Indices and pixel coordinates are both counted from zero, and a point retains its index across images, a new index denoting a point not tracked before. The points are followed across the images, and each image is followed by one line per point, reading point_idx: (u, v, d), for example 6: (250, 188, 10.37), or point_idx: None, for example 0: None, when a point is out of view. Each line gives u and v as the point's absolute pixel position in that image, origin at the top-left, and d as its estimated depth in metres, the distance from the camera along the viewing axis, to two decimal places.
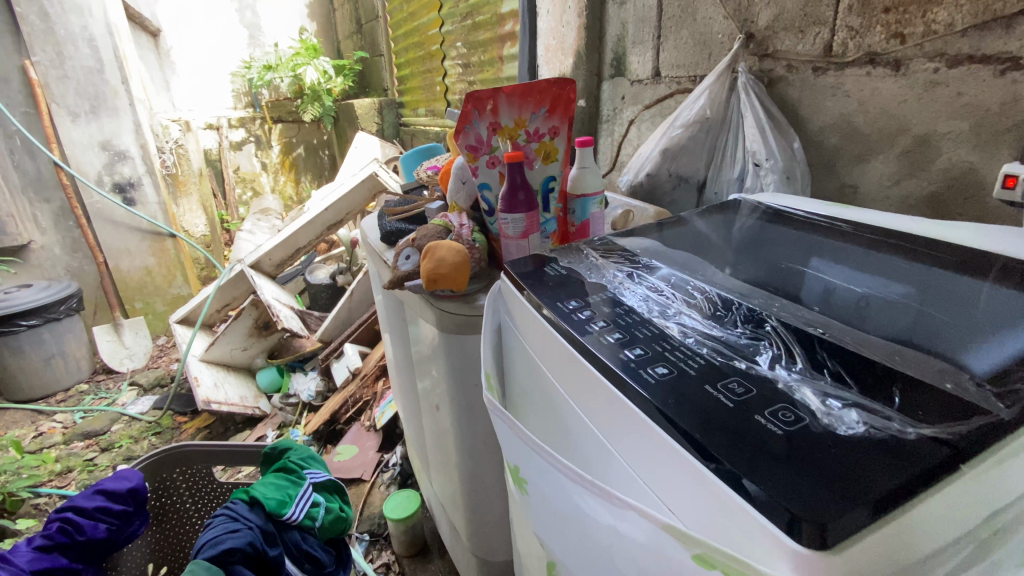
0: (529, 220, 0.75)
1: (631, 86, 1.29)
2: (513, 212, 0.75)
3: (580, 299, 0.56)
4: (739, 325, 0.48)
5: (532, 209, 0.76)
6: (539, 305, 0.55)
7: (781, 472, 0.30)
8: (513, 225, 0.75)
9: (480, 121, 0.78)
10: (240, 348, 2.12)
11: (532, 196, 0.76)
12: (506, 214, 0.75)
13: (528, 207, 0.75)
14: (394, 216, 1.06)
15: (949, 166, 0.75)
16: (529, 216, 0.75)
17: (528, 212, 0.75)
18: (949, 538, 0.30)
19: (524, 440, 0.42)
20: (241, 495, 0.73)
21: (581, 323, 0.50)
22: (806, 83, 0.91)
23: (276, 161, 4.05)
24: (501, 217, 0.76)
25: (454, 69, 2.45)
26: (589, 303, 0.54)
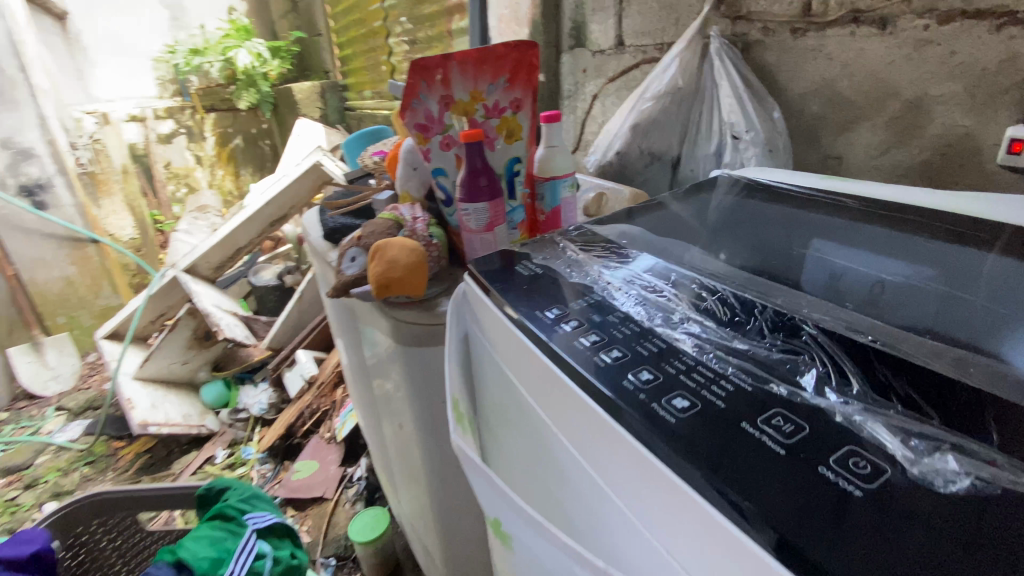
0: (495, 210, 0.65)
1: (592, 57, 1.20)
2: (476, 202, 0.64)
3: (564, 305, 0.46)
4: (763, 333, 0.40)
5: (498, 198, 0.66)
6: (515, 315, 0.45)
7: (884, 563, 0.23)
8: (476, 218, 0.65)
9: (429, 95, 0.66)
10: (179, 362, 1.92)
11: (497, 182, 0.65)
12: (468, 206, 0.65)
13: (493, 195, 0.65)
14: (336, 210, 0.93)
15: (943, 132, 0.69)
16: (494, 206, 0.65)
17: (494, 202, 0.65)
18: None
19: (512, 502, 0.32)
20: (166, 557, 0.62)
21: (570, 338, 0.40)
22: (783, 47, 0.83)
23: (212, 154, 3.72)
24: (462, 209, 0.65)
25: (400, 47, 2.29)
26: (576, 310, 0.45)
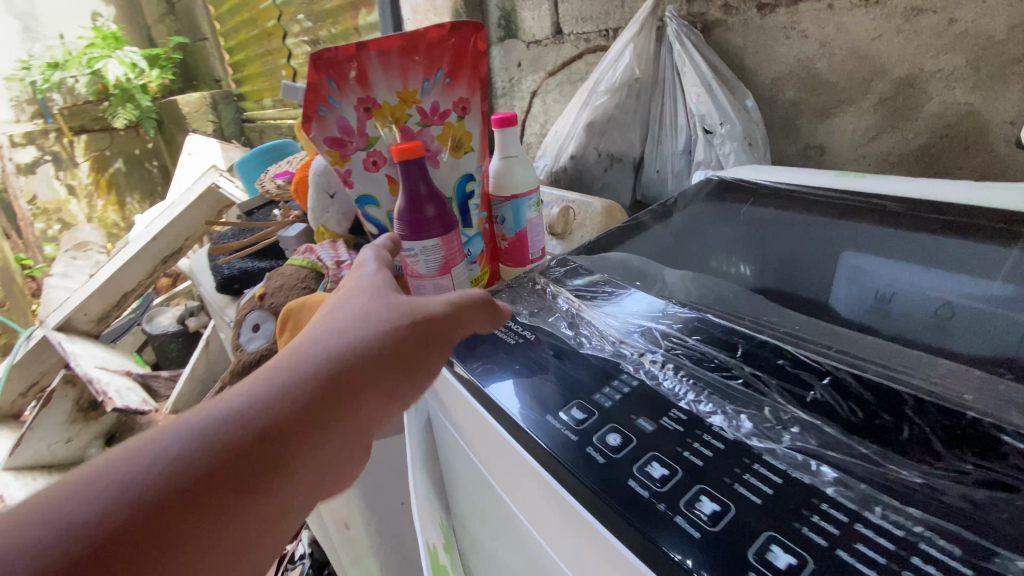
0: (450, 248, 0.49)
1: (527, 49, 1.06)
2: (423, 240, 0.48)
3: (595, 395, 0.30)
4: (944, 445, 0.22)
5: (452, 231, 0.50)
6: (517, 435, 0.29)
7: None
8: (427, 261, 0.48)
9: (342, 98, 0.49)
10: (61, 442, 1.56)
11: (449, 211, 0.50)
12: (413, 245, 0.48)
13: (445, 228, 0.49)
14: (232, 254, 0.72)
15: (941, 112, 0.62)
16: (449, 241, 0.49)
17: (447, 237, 0.49)
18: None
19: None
20: None
21: (633, 474, 0.24)
22: (750, 26, 0.74)
23: (88, 182, 3.23)
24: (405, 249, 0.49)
25: (300, 48, 2.04)
26: (618, 403, 0.29)
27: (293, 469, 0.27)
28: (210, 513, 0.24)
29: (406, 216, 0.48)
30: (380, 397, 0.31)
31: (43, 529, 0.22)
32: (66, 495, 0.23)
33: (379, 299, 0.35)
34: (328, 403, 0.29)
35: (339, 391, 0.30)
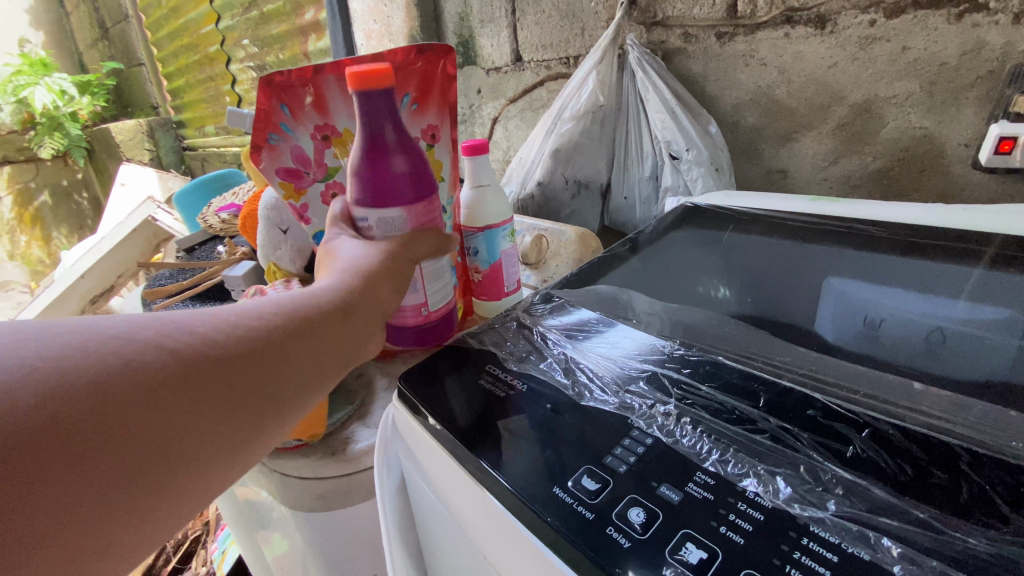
0: (417, 218, 0.43)
1: (487, 75, 1.05)
2: (386, 206, 0.42)
3: (601, 460, 0.26)
4: (1003, 515, 0.20)
5: (424, 198, 0.44)
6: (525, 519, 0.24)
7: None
8: (389, 231, 0.42)
9: (298, 127, 0.46)
10: None
11: (424, 174, 0.44)
12: (370, 214, 0.42)
13: (414, 192, 0.43)
14: (169, 297, 0.65)
15: (897, 135, 0.64)
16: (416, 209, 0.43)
17: (416, 203, 0.43)
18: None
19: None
20: None
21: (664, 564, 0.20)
22: (709, 54, 0.75)
23: (9, 217, 2.98)
24: (363, 214, 0.42)
25: (246, 74, 1.96)
26: (630, 470, 0.25)
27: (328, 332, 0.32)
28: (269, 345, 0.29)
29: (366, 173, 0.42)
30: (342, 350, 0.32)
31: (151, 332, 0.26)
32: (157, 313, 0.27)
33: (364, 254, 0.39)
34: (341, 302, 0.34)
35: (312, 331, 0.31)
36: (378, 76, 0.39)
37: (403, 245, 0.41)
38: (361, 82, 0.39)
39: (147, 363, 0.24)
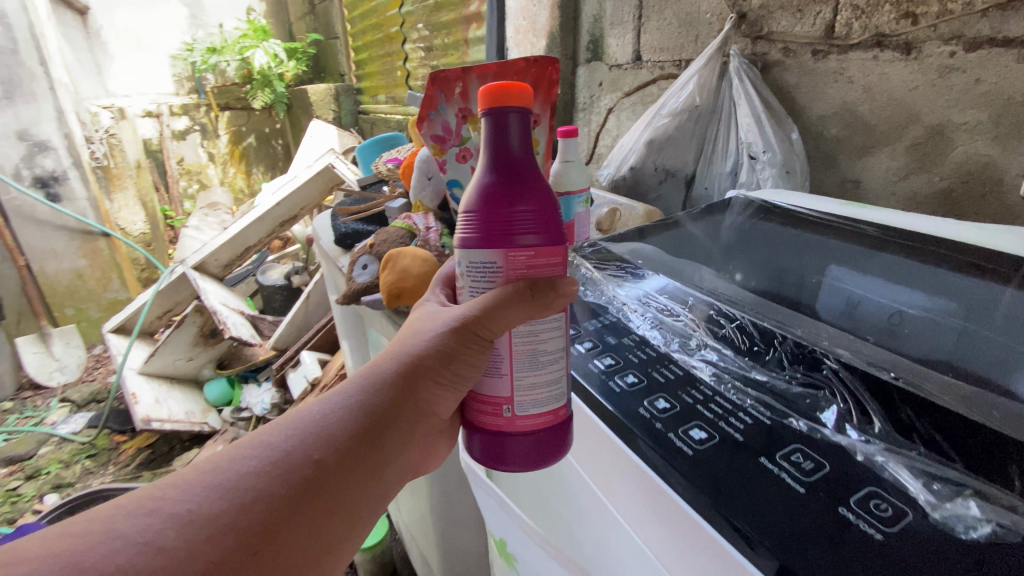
0: (518, 267, 0.34)
1: (609, 71, 1.20)
2: (486, 248, 0.34)
3: (577, 327, 0.44)
4: (784, 365, 0.36)
5: (537, 242, 0.34)
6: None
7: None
8: (475, 290, 0.36)
9: (448, 108, 0.69)
10: (184, 359, 1.90)
11: (548, 209, 0.34)
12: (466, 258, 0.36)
13: (523, 232, 0.34)
14: (350, 216, 0.95)
15: (963, 160, 0.68)
16: (516, 254, 0.34)
17: (523, 246, 0.34)
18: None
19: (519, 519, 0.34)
20: None
21: (587, 367, 0.39)
22: (804, 68, 0.83)
23: (225, 152, 3.77)
24: (461, 266, 0.37)
25: (416, 53, 2.31)
26: (591, 332, 0.43)
27: (369, 456, 0.35)
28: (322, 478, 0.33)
29: (471, 207, 0.34)
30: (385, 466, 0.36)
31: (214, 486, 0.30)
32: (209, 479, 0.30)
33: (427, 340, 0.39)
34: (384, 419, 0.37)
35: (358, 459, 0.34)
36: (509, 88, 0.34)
37: (480, 318, 0.35)
38: (494, 101, 0.33)
39: (166, 560, 0.27)
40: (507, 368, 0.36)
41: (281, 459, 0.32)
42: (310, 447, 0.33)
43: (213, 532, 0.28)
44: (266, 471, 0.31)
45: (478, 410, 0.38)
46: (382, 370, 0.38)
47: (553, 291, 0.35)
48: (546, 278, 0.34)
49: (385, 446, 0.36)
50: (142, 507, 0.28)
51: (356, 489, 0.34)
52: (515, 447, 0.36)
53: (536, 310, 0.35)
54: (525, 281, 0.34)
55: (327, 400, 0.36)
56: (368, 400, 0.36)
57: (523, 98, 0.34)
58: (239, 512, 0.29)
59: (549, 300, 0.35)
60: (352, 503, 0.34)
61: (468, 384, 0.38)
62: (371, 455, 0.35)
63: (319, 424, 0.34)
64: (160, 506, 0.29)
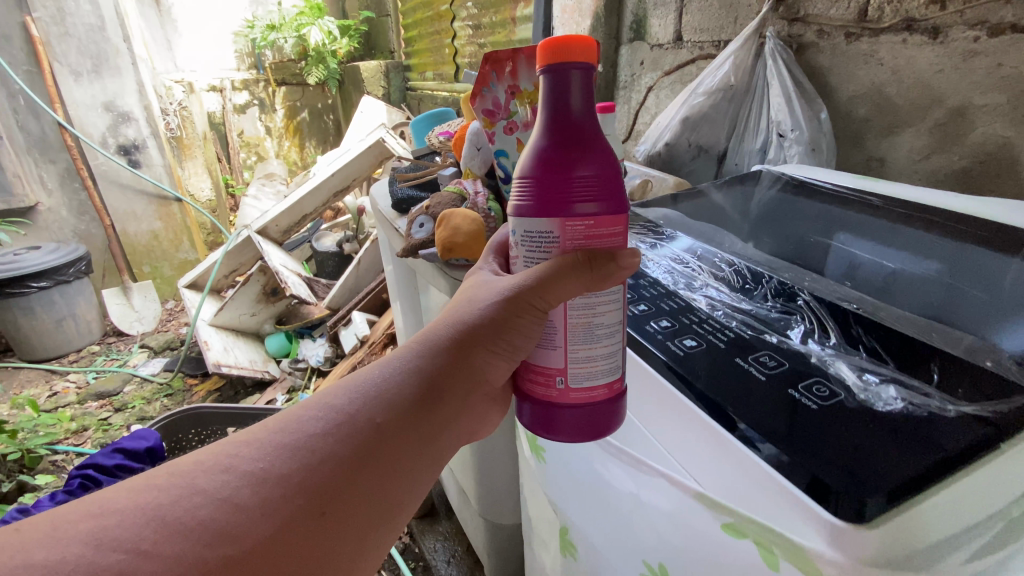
0: (574, 238, 0.36)
1: (650, 50, 1.25)
2: (544, 216, 0.36)
3: None
4: (768, 297, 0.44)
5: (594, 208, 0.36)
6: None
7: (872, 481, 0.27)
8: (530, 259, 0.39)
9: (499, 84, 0.77)
10: (248, 313, 2.10)
11: (609, 176, 0.35)
12: (524, 226, 0.38)
13: (583, 201, 0.35)
14: (408, 182, 1.06)
15: (983, 140, 0.72)
16: (573, 224, 0.36)
17: (582, 215, 0.36)
18: (1001, 517, 0.31)
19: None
20: None
21: None
22: (837, 50, 0.87)
23: (280, 126, 3.97)
24: (517, 234, 0.39)
25: (464, 31, 2.39)
26: None
27: (421, 424, 0.39)
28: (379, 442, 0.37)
29: (529, 172, 0.36)
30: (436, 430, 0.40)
31: (284, 447, 0.34)
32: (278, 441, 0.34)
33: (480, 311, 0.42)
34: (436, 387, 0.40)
35: (410, 426, 0.38)
36: (569, 43, 0.34)
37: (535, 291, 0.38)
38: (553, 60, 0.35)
39: (244, 524, 0.31)
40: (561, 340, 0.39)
41: (343, 425, 0.36)
42: (372, 411, 0.37)
43: (286, 490, 0.33)
44: (331, 433, 0.35)
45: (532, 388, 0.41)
46: (436, 339, 0.42)
47: (609, 262, 0.37)
48: (604, 249, 0.37)
49: (439, 412, 0.40)
50: (219, 464, 0.33)
51: (414, 449, 0.38)
52: (571, 419, 0.40)
53: (592, 283, 0.37)
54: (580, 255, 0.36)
55: (384, 368, 0.40)
56: (419, 372, 0.40)
57: (581, 56, 0.35)
58: (306, 471, 0.34)
59: (604, 273, 0.37)
60: (408, 464, 0.38)
61: (519, 353, 0.41)
62: (424, 420, 0.39)
63: (377, 393, 0.38)
64: (235, 465, 0.33)
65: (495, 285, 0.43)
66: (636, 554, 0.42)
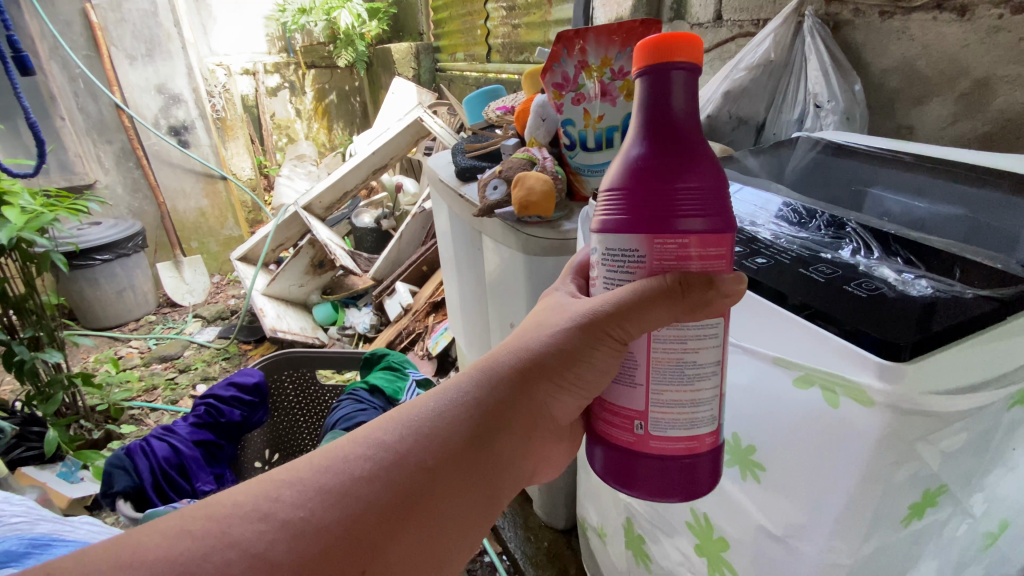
0: (666, 258, 0.40)
1: (690, 29, 1.34)
2: (637, 234, 0.40)
3: None
4: (822, 229, 0.54)
5: (696, 222, 0.38)
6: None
7: (911, 331, 0.37)
8: (621, 278, 0.42)
9: (569, 59, 0.86)
10: (297, 284, 2.23)
11: (710, 194, 0.38)
12: (619, 238, 0.41)
13: (678, 220, 0.38)
14: (472, 152, 1.17)
15: (1005, 108, 0.81)
16: (666, 243, 0.39)
17: (677, 233, 0.39)
18: (1004, 377, 0.41)
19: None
20: (365, 384, 1.07)
21: None
22: (871, 27, 0.95)
23: (310, 108, 4.09)
24: (603, 249, 0.42)
25: (498, 12, 2.47)
26: None
27: (485, 454, 0.45)
28: (447, 468, 0.42)
29: (632, 184, 0.39)
30: (498, 462, 0.45)
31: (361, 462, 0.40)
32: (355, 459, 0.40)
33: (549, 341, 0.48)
34: (502, 418, 0.46)
35: (477, 453, 0.44)
36: (675, 51, 0.37)
37: (626, 310, 0.41)
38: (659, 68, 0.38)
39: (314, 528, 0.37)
40: (642, 378, 0.44)
41: (393, 462, 0.41)
42: (445, 437, 0.43)
43: (360, 507, 0.39)
44: (405, 456, 0.41)
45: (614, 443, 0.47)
46: (506, 368, 0.47)
47: (705, 288, 0.40)
48: (698, 270, 0.40)
49: (500, 444, 0.46)
50: (305, 474, 0.40)
51: (476, 479, 0.44)
52: (658, 474, 0.45)
53: (680, 307, 0.40)
54: (671, 276, 0.40)
55: (457, 395, 0.45)
56: (487, 403, 0.46)
57: (687, 65, 0.37)
58: (362, 509, 0.39)
59: (697, 301, 0.40)
60: (468, 489, 0.43)
61: (582, 389, 0.47)
62: (487, 448, 0.45)
63: (432, 427, 0.43)
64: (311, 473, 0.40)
65: (566, 314, 0.48)
66: None
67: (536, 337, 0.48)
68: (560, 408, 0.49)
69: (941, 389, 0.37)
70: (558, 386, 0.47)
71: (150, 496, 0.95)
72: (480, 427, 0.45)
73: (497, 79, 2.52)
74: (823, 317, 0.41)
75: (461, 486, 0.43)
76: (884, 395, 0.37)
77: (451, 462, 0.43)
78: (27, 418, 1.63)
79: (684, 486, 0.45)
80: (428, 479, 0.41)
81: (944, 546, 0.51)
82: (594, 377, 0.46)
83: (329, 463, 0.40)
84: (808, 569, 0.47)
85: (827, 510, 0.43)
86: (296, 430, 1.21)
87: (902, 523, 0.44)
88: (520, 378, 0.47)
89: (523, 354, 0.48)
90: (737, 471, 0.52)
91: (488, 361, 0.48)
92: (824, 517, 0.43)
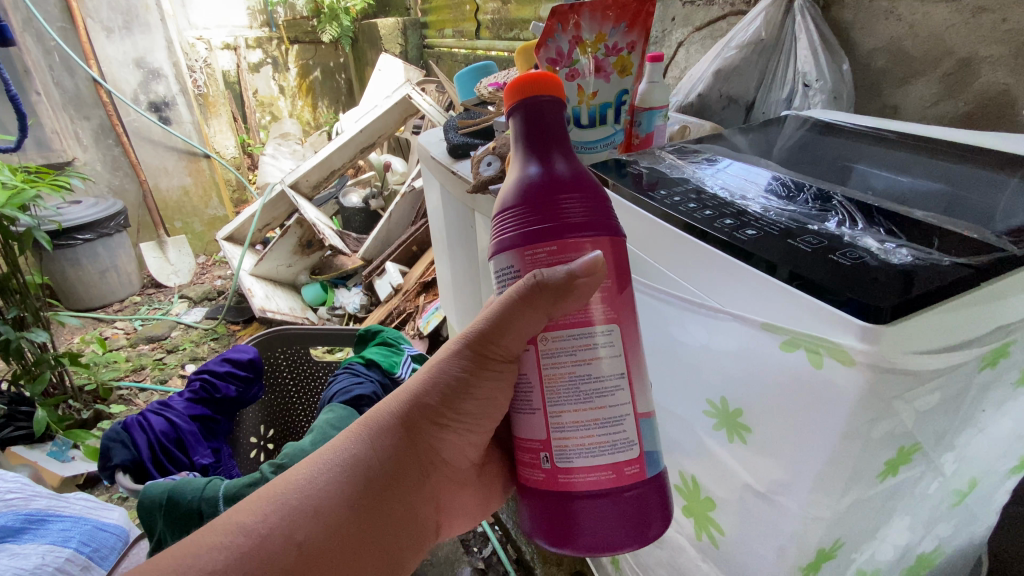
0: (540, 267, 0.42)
1: (683, 7, 1.34)
2: (514, 248, 0.43)
3: (669, 189, 0.61)
4: (808, 202, 0.56)
5: (570, 223, 0.41)
6: (620, 189, 0.64)
7: (892, 295, 0.39)
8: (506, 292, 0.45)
9: (563, 35, 0.81)
10: (285, 265, 2.22)
11: (580, 202, 0.42)
12: (503, 248, 0.43)
13: (548, 230, 0.41)
14: (466, 129, 1.17)
15: (986, 88, 0.83)
16: (537, 252, 0.42)
17: (547, 239, 0.41)
18: (975, 341, 0.44)
19: (650, 293, 0.57)
20: (360, 359, 1.09)
21: (676, 205, 0.57)
22: (860, 7, 0.97)
23: (294, 85, 3.99)
24: (492, 270, 0.46)
25: None
26: (677, 192, 0.61)
27: (385, 487, 0.51)
28: (353, 505, 0.49)
29: (513, 195, 0.43)
30: (396, 492, 0.52)
31: (281, 515, 0.46)
32: (275, 513, 0.46)
33: (433, 382, 0.53)
34: (396, 454, 0.53)
35: (376, 487, 0.51)
36: (543, 85, 0.43)
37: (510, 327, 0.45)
38: (534, 99, 0.44)
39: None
40: (539, 403, 0.45)
41: (255, 548, 0.44)
42: (351, 480, 0.50)
43: (279, 553, 0.45)
44: (316, 503, 0.48)
45: (540, 492, 0.46)
46: (396, 412, 0.54)
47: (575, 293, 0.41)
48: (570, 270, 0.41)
49: (396, 477, 0.52)
50: (227, 528, 0.45)
51: (379, 512, 0.51)
52: (596, 515, 0.44)
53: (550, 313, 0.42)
54: (539, 279, 0.41)
55: (355, 440, 0.52)
56: (382, 441, 0.52)
57: (557, 98, 0.44)
58: None
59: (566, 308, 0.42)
60: (373, 520, 0.50)
61: (463, 416, 0.54)
62: (384, 482, 0.51)
63: (302, 501, 0.47)
64: (238, 528, 0.45)
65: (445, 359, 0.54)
66: (700, 396, 0.56)
67: (417, 380, 0.55)
68: (444, 440, 0.56)
69: (916, 349, 0.40)
70: (439, 423, 0.54)
71: (148, 469, 0.97)
72: (380, 464, 0.51)
73: (487, 57, 2.49)
74: (808, 284, 0.43)
75: (364, 520, 0.50)
76: (864, 355, 0.39)
77: (354, 498, 0.49)
78: (14, 397, 1.62)
79: (637, 527, 0.45)
80: (339, 519, 0.48)
81: (915, 503, 0.54)
82: (476, 402, 0.53)
83: (253, 515, 0.46)
84: (789, 522, 0.49)
85: (808, 466, 0.45)
86: (291, 404, 1.24)
87: (877, 478, 0.47)
88: (403, 424, 0.53)
89: (408, 397, 0.54)
90: (724, 434, 0.54)
91: (376, 412, 0.54)
92: (804, 473, 0.46)
